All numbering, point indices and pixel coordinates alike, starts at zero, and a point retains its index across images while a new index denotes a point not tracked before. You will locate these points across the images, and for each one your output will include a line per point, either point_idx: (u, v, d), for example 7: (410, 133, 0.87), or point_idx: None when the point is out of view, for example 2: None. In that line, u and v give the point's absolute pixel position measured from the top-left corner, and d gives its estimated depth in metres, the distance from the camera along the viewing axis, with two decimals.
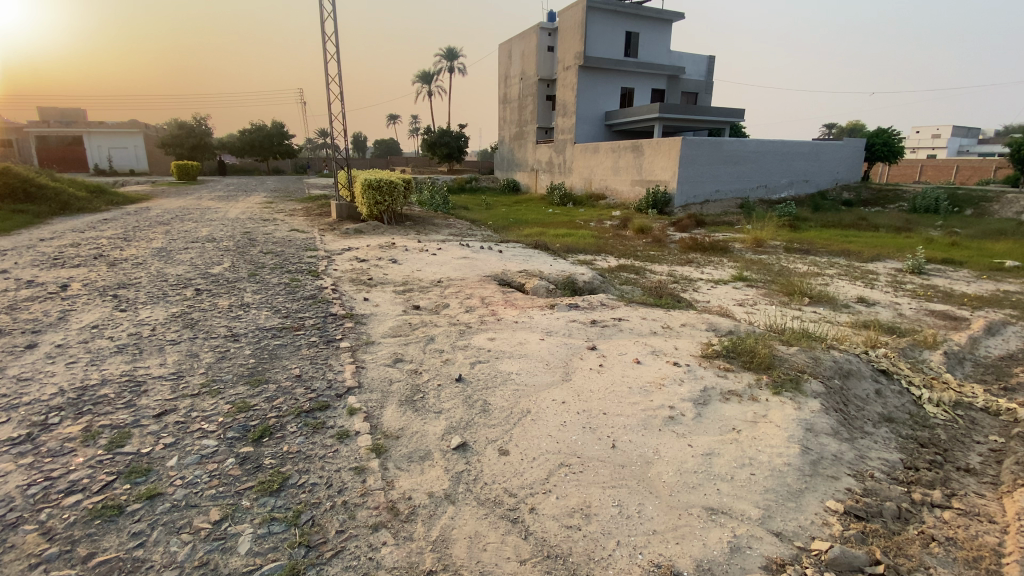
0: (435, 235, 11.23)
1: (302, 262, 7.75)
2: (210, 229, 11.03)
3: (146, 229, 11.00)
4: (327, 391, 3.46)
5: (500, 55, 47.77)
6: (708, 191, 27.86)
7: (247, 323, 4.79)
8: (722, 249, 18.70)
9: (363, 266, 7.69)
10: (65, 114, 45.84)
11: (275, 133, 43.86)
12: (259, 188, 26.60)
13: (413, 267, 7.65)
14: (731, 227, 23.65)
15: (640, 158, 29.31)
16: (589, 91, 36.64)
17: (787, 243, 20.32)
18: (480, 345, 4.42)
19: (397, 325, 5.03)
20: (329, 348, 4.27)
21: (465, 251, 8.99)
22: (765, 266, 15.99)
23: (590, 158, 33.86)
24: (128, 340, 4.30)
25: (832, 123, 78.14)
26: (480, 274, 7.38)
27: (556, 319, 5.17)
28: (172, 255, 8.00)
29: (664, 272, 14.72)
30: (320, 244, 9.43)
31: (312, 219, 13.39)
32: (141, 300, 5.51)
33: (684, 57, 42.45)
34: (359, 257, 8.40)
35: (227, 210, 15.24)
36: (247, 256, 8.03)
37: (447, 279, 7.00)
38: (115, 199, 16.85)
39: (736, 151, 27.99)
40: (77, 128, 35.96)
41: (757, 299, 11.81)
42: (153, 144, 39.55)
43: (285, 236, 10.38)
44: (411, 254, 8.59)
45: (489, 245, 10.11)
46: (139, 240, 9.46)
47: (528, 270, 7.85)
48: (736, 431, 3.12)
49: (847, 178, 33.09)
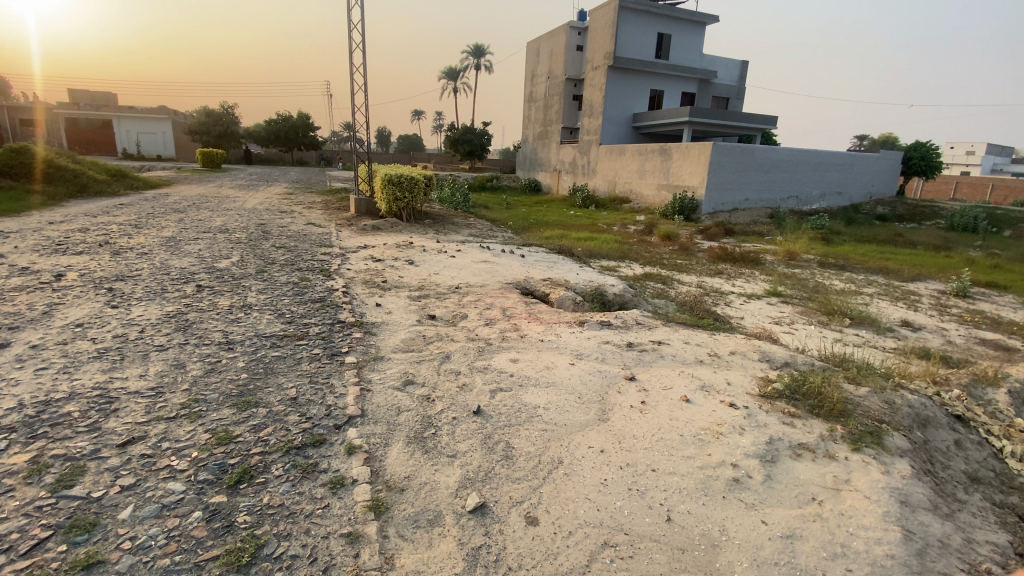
0: (456, 235, 10.75)
1: (314, 259, 7.32)
2: (224, 219, 10.72)
3: (160, 216, 10.72)
4: (324, 421, 2.95)
5: (527, 53, 47.29)
6: (737, 200, 26.92)
7: (245, 329, 4.32)
8: (752, 261, 17.94)
9: (378, 266, 7.23)
10: (98, 98, 46.72)
11: (300, 124, 43.96)
12: (280, 179, 26.51)
13: (431, 271, 7.17)
14: (761, 238, 22.76)
15: (667, 163, 28.50)
16: (617, 93, 35.86)
17: (821, 257, 19.40)
18: (501, 368, 3.87)
19: (411, 337, 4.52)
20: (333, 364, 3.77)
21: (486, 255, 8.47)
22: (799, 282, 15.22)
23: (615, 160, 33.10)
24: (111, 343, 3.86)
25: (865, 135, 76.12)
26: (502, 281, 6.86)
27: (587, 339, 4.60)
28: (180, 245, 7.64)
29: (692, 284, 14.06)
30: (336, 240, 9.02)
31: (330, 212, 13.04)
32: (137, 295, 5.11)
33: (716, 61, 41.36)
34: (374, 256, 7.96)
35: (245, 199, 15.00)
36: (257, 250, 7.63)
37: (468, 285, 6.51)
38: (136, 184, 16.78)
39: (767, 160, 27.01)
40: (107, 112, 36.41)
41: (791, 318, 11.06)
42: (180, 130, 39.91)
43: (300, 229, 10.01)
44: (429, 256, 8.11)
45: (511, 248, 9.57)
46: (151, 228, 9.16)
47: (553, 278, 7.31)
48: (817, 502, 2.53)
49: (882, 191, 31.86)
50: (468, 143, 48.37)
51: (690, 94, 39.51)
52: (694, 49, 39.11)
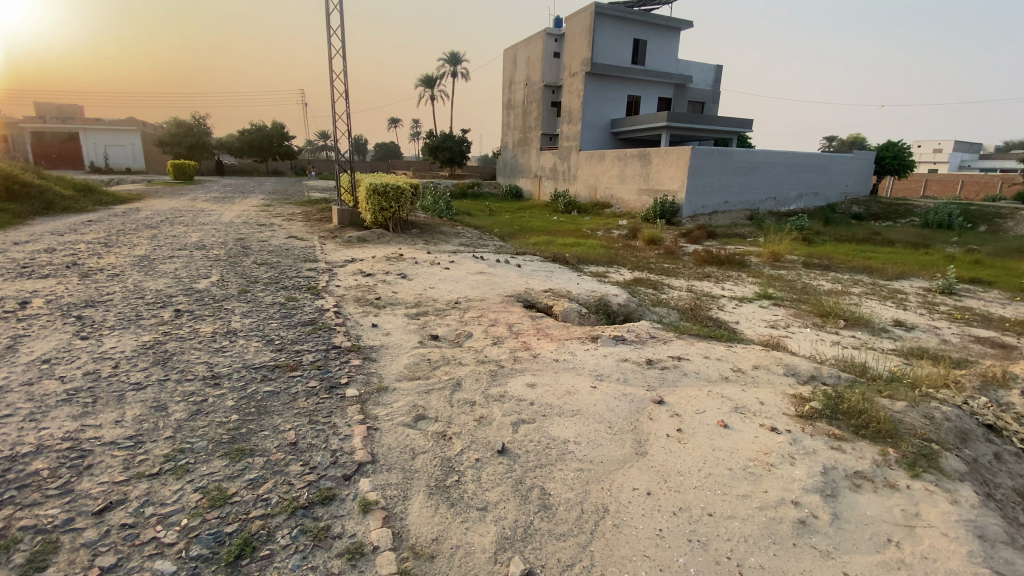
0: (446, 245, 10.40)
1: (301, 276, 6.90)
2: (201, 234, 10.20)
3: (132, 233, 10.14)
4: (332, 470, 2.59)
5: (505, 60, 47.25)
6: (718, 202, 27.12)
7: (232, 360, 3.90)
8: (739, 263, 17.98)
9: (369, 282, 6.85)
10: (62, 110, 45.11)
11: (276, 134, 43.04)
12: (257, 190, 25.80)
13: (425, 285, 6.81)
14: (744, 239, 22.92)
15: (648, 167, 28.59)
16: (596, 98, 35.99)
17: (806, 258, 19.56)
18: (518, 395, 3.54)
19: (414, 362, 4.15)
20: (333, 399, 3.38)
21: (481, 266, 8.15)
22: (788, 284, 15.28)
23: (596, 165, 33.13)
24: (82, 382, 3.42)
25: (834, 136, 78.20)
26: (502, 294, 6.54)
27: (603, 357, 4.29)
28: (155, 265, 7.13)
29: (684, 288, 13.97)
30: (321, 254, 8.60)
31: (312, 224, 12.57)
32: (110, 323, 4.65)
33: (691, 66, 41.86)
34: (364, 270, 7.58)
35: (222, 213, 14.42)
36: (238, 268, 7.17)
37: (466, 300, 6.18)
38: (105, 199, 16.03)
39: (746, 162, 27.29)
40: (73, 125, 35.06)
41: (787, 322, 10.97)
42: (151, 142, 38.67)
43: (282, 243, 9.55)
44: (422, 269, 7.75)
45: (505, 257, 9.26)
46: (122, 246, 8.60)
47: (554, 288, 7.02)
48: (894, 545, 2.28)
49: (857, 190, 32.46)
50: (448, 150, 48.01)
51: (667, 99, 39.92)
52: (670, 54, 39.52)
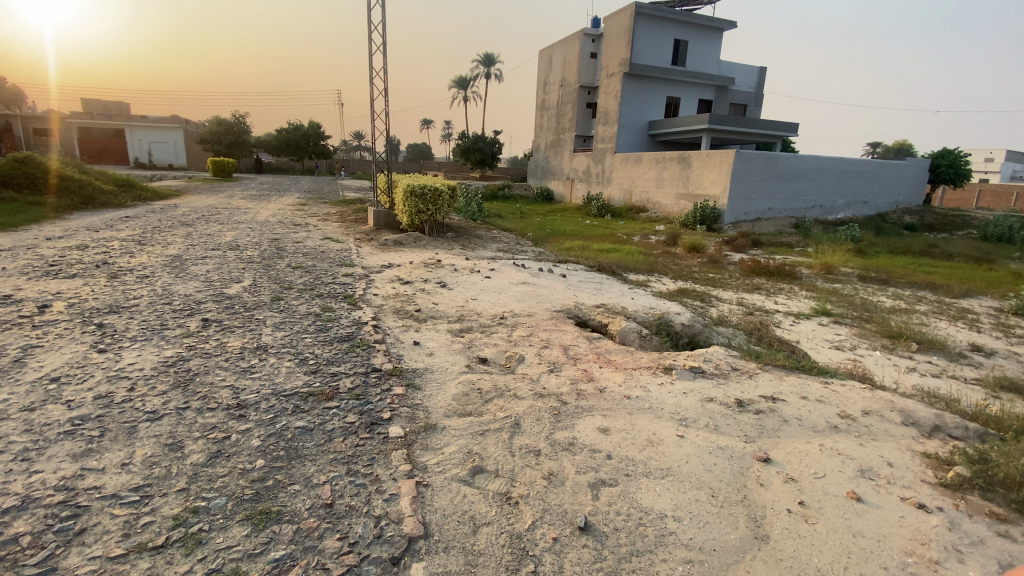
0: (484, 251, 9.89)
1: (335, 282, 6.48)
2: (235, 234, 9.96)
3: (166, 231, 9.97)
4: (374, 548, 2.06)
5: (540, 60, 46.68)
6: (761, 209, 25.89)
7: (259, 385, 3.43)
8: (789, 275, 16.97)
9: (408, 290, 6.38)
10: (111, 108, 46.77)
11: (311, 133, 43.53)
12: (292, 188, 25.89)
13: (468, 295, 6.30)
14: (791, 249, 21.72)
15: (687, 171, 27.56)
16: (633, 100, 35.06)
17: (861, 271, 18.31)
18: (591, 443, 2.95)
19: (464, 391, 3.59)
20: (373, 441, 2.85)
21: (525, 274, 7.61)
22: (844, 300, 14.25)
23: (631, 168, 32.21)
24: (92, 410, 3.00)
25: (877, 143, 75.11)
26: (552, 308, 5.96)
27: (683, 396, 3.67)
28: (185, 267, 6.82)
29: (733, 301, 13.19)
30: (356, 258, 8.21)
31: (346, 225, 12.27)
32: (132, 333, 4.27)
33: (732, 67, 40.43)
34: (401, 277, 7.13)
35: (256, 211, 14.28)
36: (271, 271, 6.80)
37: (515, 314, 5.64)
38: (143, 195, 16.14)
39: (792, 167, 25.96)
40: (120, 121, 36.15)
41: (850, 344, 10.03)
42: (192, 139, 39.59)
43: (316, 245, 9.22)
44: (462, 277, 7.25)
45: (547, 265, 8.68)
46: (156, 245, 8.40)
47: (607, 303, 6.40)
48: None
49: (909, 200, 30.62)
50: (480, 151, 47.73)
51: (706, 101, 38.68)
52: (711, 55, 38.25)
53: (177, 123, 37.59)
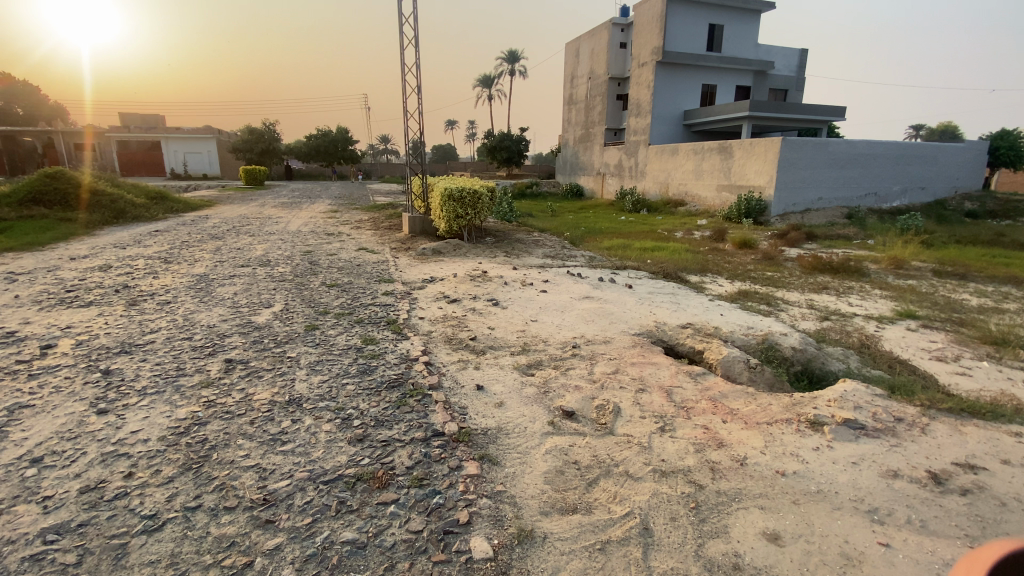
0: (530, 257, 9.01)
1: (375, 303, 5.67)
2: (265, 246, 9.36)
3: (195, 246, 9.45)
4: None
5: (567, 54, 45.45)
6: (809, 199, 24.13)
7: (293, 465, 2.61)
8: (856, 271, 15.52)
9: (458, 311, 5.56)
10: (149, 121, 47.90)
11: (340, 138, 43.50)
12: (322, 194, 25.65)
13: (527, 315, 5.42)
14: (849, 242, 20.02)
15: (729, 161, 26.01)
16: (667, 90, 33.52)
17: (936, 265, 16.63)
18: (766, 568, 2.07)
19: (557, 468, 2.69)
20: (452, 570, 1.99)
21: (585, 286, 6.70)
22: (926, 298, 12.81)
23: (667, 160, 30.76)
24: (74, 515, 2.24)
25: (922, 124, 70.68)
26: (629, 332, 5.02)
27: (854, 471, 2.74)
28: (210, 289, 6.15)
29: (801, 304, 12.03)
30: (394, 272, 7.44)
31: (380, 233, 11.60)
32: (140, 385, 3.51)
33: (771, 50, 38.29)
34: (446, 293, 6.31)
35: (287, 220, 13.78)
36: (303, 292, 6.07)
37: (590, 339, 4.73)
38: (175, 207, 15.87)
39: (843, 153, 24.13)
40: (156, 134, 36.78)
41: (953, 354, 8.70)
42: (225, 149, 39.99)
43: (351, 257, 8.52)
44: (513, 292, 6.36)
45: (606, 273, 7.74)
46: (182, 263, 7.81)
47: (691, 320, 5.46)
48: None
49: (972, 184, 28.15)
50: (507, 149, 46.82)
51: (745, 87, 36.82)
52: (749, 38, 36.31)
53: (210, 133, 37.98)
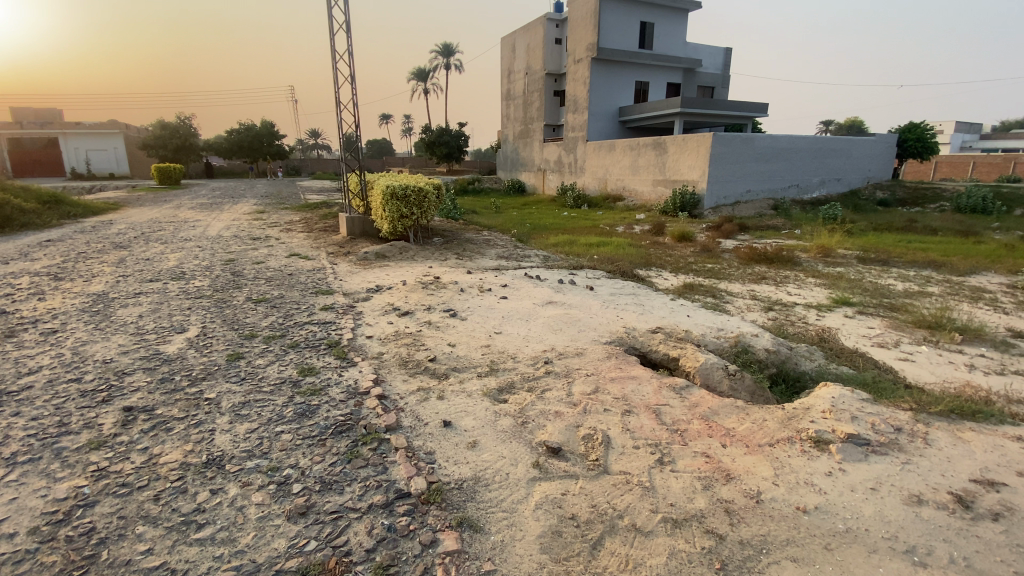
0: (482, 259, 8.49)
1: (313, 322, 4.95)
2: (182, 256, 8.25)
3: (95, 257, 8.18)
4: None
5: (503, 48, 45.02)
6: (739, 191, 25.11)
7: (215, 563, 1.99)
8: (790, 260, 16.19)
9: (410, 326, 4.96)
10: (42, 115, 42.82)
11: (266, 133, 40.79)
12: (247, 194, 23.76)
13: (490, 327, 4.93)
14: (779, 232, 20.97)
15: (664, 156, 26.62)
16: (603, 86, 33.90)
17: (860, 252, 17.68)
18: None
19: (553, 530, 2.24)
20: None
21: (546, 289, 6.29)
22: (857, 286, 13.49)
23: (605, 155, 31.12)
24: None
25: (830, 121, 76.34)
26: (601, 340, 4.65)
27: (878, 502, 2.48)
28: (109, 312, 5.17)
29: (746, 295, 12.28)
30: (334, 281, 6.70)
31: (314, 236, 10.66)
32: (6, 452, 2.70)
33: (699, 49, 39.71)
34: (394, 305, 5.69)
35: (207, 224, 12.44)
36: (226, 312, 5.24)
37: (562, 351, 4.32)
38: (72, 212, 13.97)
39: (768, 148, 25.31)
40: (52, 129, 32.82)
41: (892, 340, 9.07)
42: (134, 146, 36.35)
43: (283, 266, 7.65)
44: (471, 300, 5.84)
45: (564, 275, 7.39)
46: (77, 279, 6.67)
47: (662, 324, 5.16)
48: None
49: (880, 175, 30.45)
50: (445, 145, 45.77)
51: (675, 85, 37.98)
52: (678, 37, 37.44)
53: (117, 128, 34.35)
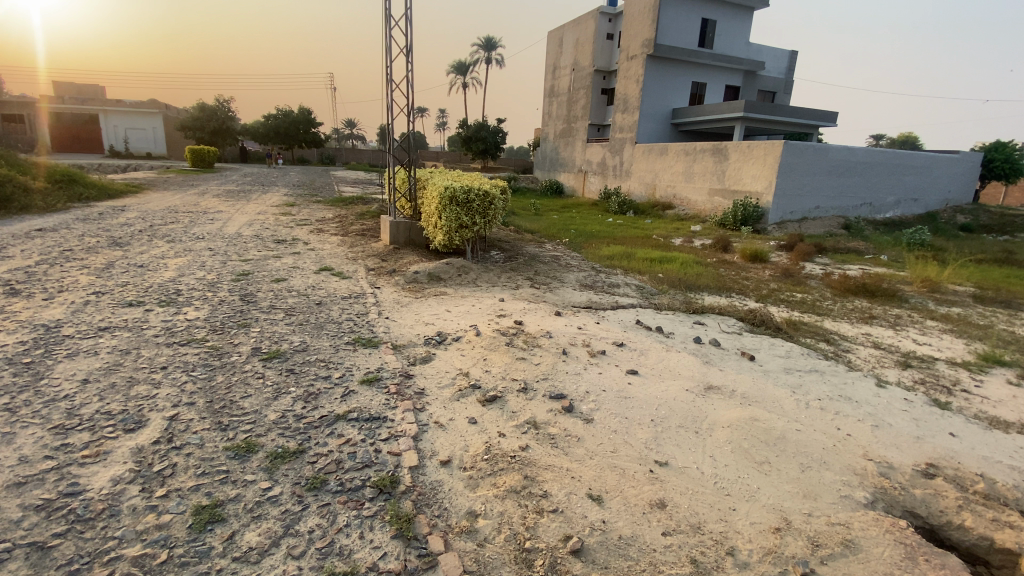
0: (562, 291, 6.42)
1: (351, 417, 2.99)
2: (183, 264, 6.50)
3: (78, 259, 6.51)
4: None
5: (550, 42, 42.80)
6: (807, 207, 22.31)
7: None
8: (895, 296, 13.47)
9: (512, 435, 2.95)
10: (83, 91, 42.50)
11: (303, 120, 39.66)
12: (280, 183, 22.30)
13: (643, 447, 2.92)
14: (862, 256, 18.00)
15: (724, 163, 24.00)
16: (658, 86, 31.39)
17: (977, 288, 14.61)
18: None
19: None
20: None
21: (691, 360, 4.17)
22: (997, 334, 10.72)
23: (655, 159, 28.66)
24: None
25: (883, 134, 70.87)
26: (859, 504, 2.61)
27: None
28: (41, 368, 3.36)
29: (863, 340, 9.80)
30: (379, 320, 4.83)
31: (348, 242, 8.84)
32: None
33: (762, 50, 36.72)
34: (469, 373, 3.75)
35: (229, 217, 10.80)
36: (218, 381, 3.35)
37: (812, 537, 2.31)
38: (86, 194, 12.55)
39: (844, 159, 22.38)
40: (93, 106, 32.00)
41: None
42: (173, 127, 35.76)
43: (306, 287, 5.79)
44: (586, 374, 3.78)
45: (689, 324, 5.31)
46: (38, 294, 4.94)
47: (929, 458, 3.08)
48: None
49: (965, 199, 27.06)
50: (482, 141, 43.85)
51: (734, 88, 35.15)
52: (742, 36, 34.54)
53: (158, 109, 33.68)
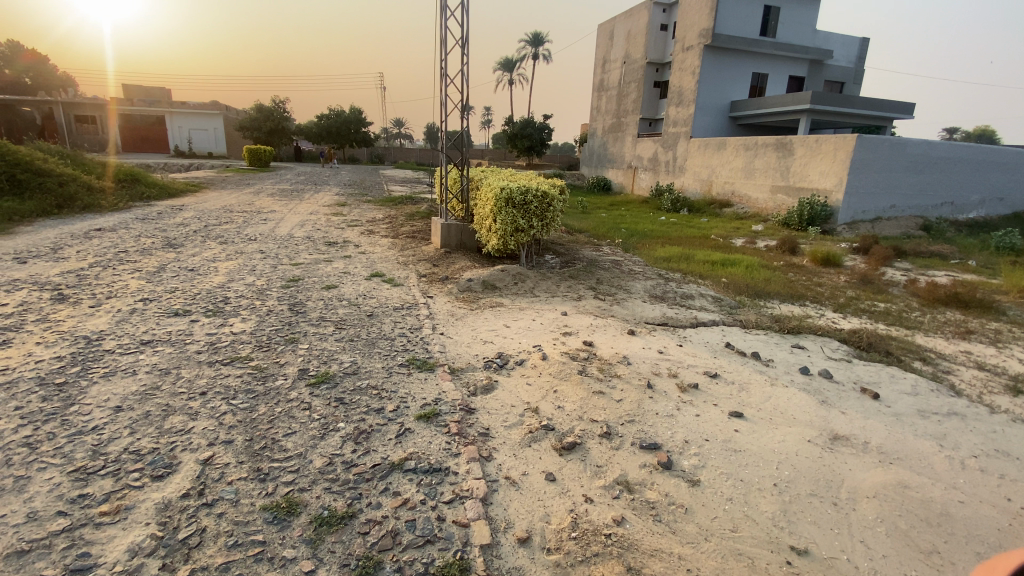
0: (630, 303, 5.78)
1: (409, 469, 2.50)
2: (230, 268, 6.29)
3: (131, 261, 6.43)
4: None
5: (600, 36, 41.64)
6: (882, 206, 20.41)
7: None
8: (992, 306, 11.87)
9: (600, 500, 2.39)
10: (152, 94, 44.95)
11: (353, 119, 40.35)
12: (331, 182, 22.61)
13: (771, 526, 2.29)
14: (948, 261, 16.23)
15: (788, 158, 22.41)
16: (716, 77, 29.78)
17: None
18: None
19: None
20: None
21: (803, 398, 3.47)
22: None
23: (711, 155, 27.20)
24: None
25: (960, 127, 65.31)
26: None
27: None
28: (73, 392, 3.07)
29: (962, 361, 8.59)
30: (435, 337, 4.37)
31: (398, 244, 8.50)
32: None
33: (830, 38, 34.25)
34: (538, 409, 3.21)
35: (281, 217, 10.73)
36: (259, 412, 2.96)
37: None
38: (148, 193, 12.88)
39: (926, 154, 20.33)
40: (160, 108, 33.57)
41: None
42: (231, 127, 37.14)
43: (352, 296, 5.41)
44: (680, 414, 3.17)
45: (786, 348, 4.57)
46: (86, 301, 4.79)
47: None
48: None
49: None
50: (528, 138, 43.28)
51: (798, 78, 32.96)
52: (808, 23, 32.30)
53: (217, 109, 34.96)
